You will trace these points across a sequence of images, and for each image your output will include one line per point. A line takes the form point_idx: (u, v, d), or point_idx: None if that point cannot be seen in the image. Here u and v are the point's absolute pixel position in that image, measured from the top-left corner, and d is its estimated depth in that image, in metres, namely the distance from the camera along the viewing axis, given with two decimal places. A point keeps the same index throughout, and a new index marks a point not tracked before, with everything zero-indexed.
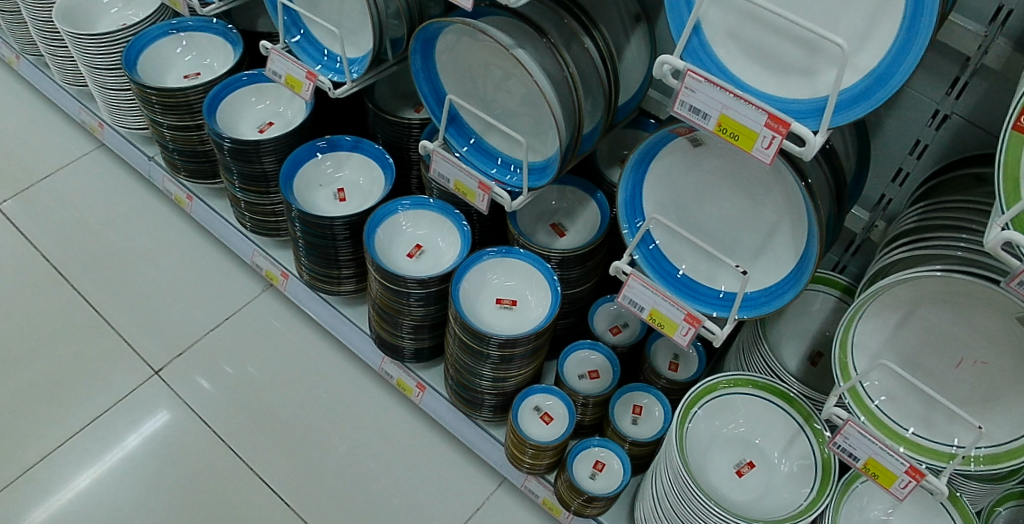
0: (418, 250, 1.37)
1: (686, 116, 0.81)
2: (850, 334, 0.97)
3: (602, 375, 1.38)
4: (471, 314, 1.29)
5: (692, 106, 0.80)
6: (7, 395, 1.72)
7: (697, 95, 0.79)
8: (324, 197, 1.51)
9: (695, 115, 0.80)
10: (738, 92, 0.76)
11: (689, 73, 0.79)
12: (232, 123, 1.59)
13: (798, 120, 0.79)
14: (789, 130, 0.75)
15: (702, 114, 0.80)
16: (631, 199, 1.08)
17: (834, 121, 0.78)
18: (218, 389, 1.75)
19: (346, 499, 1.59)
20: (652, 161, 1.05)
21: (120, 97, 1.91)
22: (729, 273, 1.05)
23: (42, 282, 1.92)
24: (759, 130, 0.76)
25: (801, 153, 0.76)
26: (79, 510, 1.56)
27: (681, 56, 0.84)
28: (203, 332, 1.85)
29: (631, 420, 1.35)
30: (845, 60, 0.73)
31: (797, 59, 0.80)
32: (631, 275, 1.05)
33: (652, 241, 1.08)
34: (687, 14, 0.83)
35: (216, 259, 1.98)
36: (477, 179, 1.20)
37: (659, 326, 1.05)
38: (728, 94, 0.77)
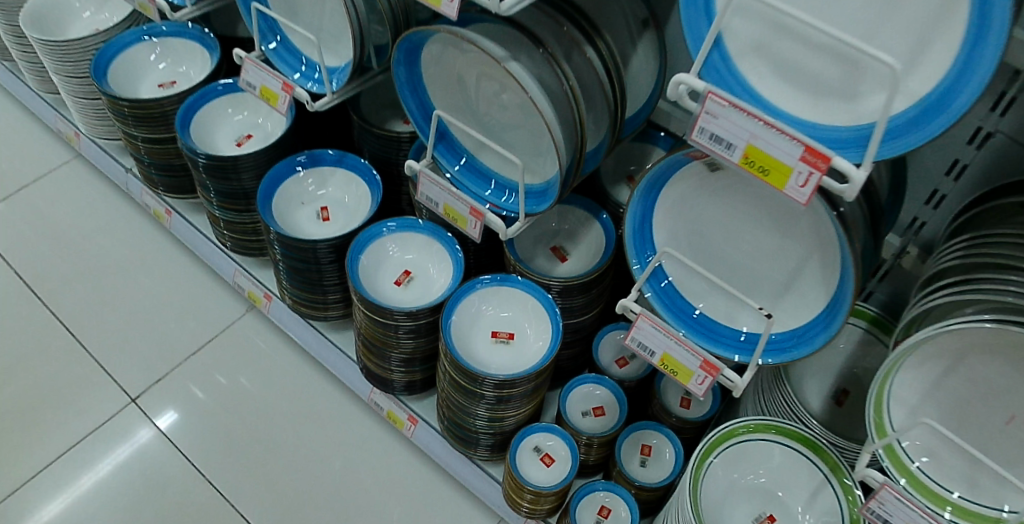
0: (406, 277, 1.26)
1: (707, 145, 0.69)
2: (886, 391, 0.87)
3: (608, 413, 1.27)
4: (465, 350, 1.18)
5: (714, 134, 0.68)
6: None
7: (718, 122, 0.68)
8: (306, 216, 1.40)
9: (718, 144, 0.69)
10: (768, 120, 0.65)
11: (711, 96, 0.67)
12: (209, 136, 1.48)
13: (838, 150, 0.68)
14: (830, 165, 0.63)
15: (725, 144, 0.68)
16: (639, 230, 0.96)
17: (879, 152, 0.67)
18: (199, 417, 1.64)
19: None
20: (663, 188, 0.94)
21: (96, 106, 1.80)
22: (750, 313, 0.93)
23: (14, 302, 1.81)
24: (793, 164, 0.65)
25: (842, 191, 0.65)
26: None
27: (699, 73, 0.73)
28: (184, 356, 1.73)
29: (640, 462, 1.24)
30: (895, 83, 0.61)
31: (834, 79, 0.68)
32: (641, 315, 0.94)
33: (664, 277, 0.97)
34: (706, 27, 0.72)
35: (199, 277, 1.88)
36: (468, 204, 1.10)
37: (671, 372, 0.94)
38: (756, 122, 0.65)
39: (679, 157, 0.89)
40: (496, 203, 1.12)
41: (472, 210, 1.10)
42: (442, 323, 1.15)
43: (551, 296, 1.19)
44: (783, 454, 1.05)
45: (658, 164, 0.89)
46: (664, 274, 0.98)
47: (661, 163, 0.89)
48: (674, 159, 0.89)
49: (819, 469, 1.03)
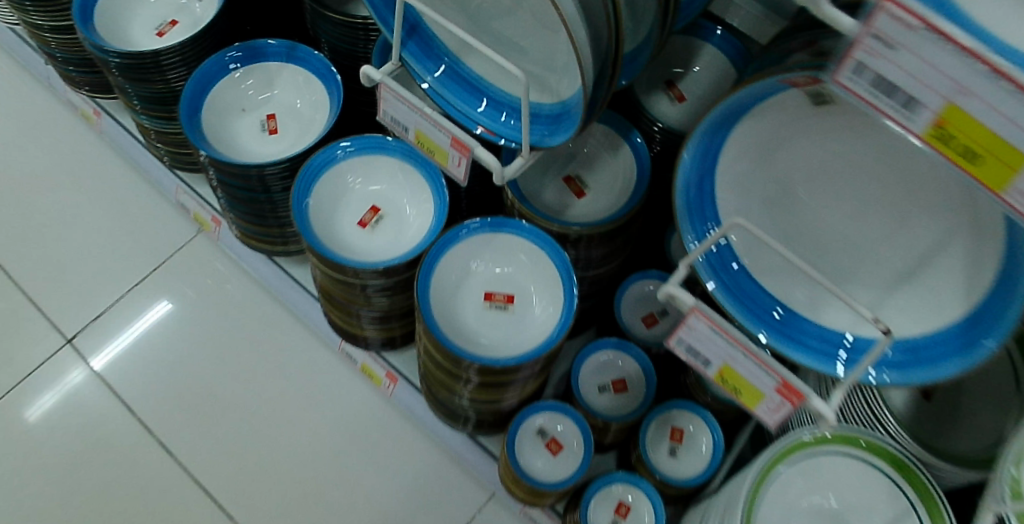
0: (374, 216, 0.96)
1: (867, 96, 0.43)
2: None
3: (632, 389, 1.03)
4: (449, 321, 0.89)
5: (884, 79, 0.41)
6: None
7: (891, 57, 0.40)
8: (247, 128, 1.09)
9: (889, 95, 0.42)
10: (997, 67, 0.37)
11: (888, 11, 0.39)
12: (124, 26, 1.15)
13: None
14: None
15: (904, 96, 0.41)
16: (695, 189, 0.67)
17: None
18: (144, 362, 1.40)
19: (300, 509, 1.28)
20: (734, 127, 0.65)
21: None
22: (844, 309, 0.65)
23: None
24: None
25: None
26: None
27: None
28: (127, 287, 1.48)
29: (669, 451, 1.00)
30: None
31: None
32: (694, 310, 0.65)
33: (731, 258, 0.68)
34: None
35: (141, 188, 1.58)
36: (448, 132, 0.74)
37: (731, 389, 0.68)
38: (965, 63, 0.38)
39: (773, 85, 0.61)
40: (491, 127, 0.80)
41: (454, 141, 0.75)
42: (416, 287, 0.87)
43: (563, 251, 0.89)
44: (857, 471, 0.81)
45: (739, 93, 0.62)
46: (731, 255, 0.68)
47: (747, 89, 0.62)
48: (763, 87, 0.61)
49: (909, 505, 0.78)
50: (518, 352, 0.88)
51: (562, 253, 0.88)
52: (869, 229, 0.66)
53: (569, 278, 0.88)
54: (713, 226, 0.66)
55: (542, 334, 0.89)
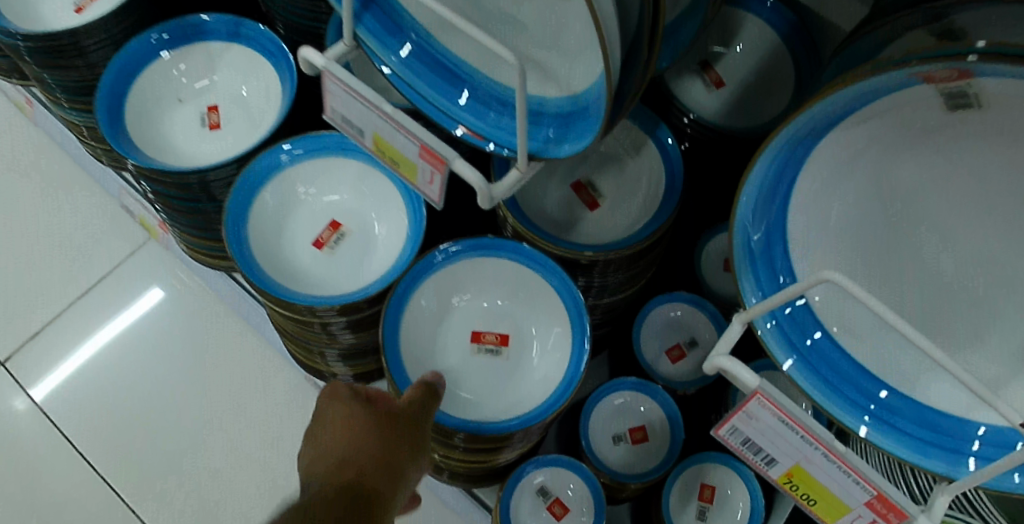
0: (333, 233, 0.78)
1: None
2: None
3: (653, 440, 0.84)
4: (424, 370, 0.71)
5: None
6: None
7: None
8: (182, 123, 0.90)
9: None
10: None
11: None
12: (36, 3, 0.96)
13: None
14: None
15: None
16: (762, 248, 0.49)
17: None
18: (85, 390, 1.24)
19: None
20: (813, 142, 0.46)
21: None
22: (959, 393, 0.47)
23: None
24: None
25: None
26: None
27: None
28: (68, 302, 1.31)
29: (697, 514, 0.82)
30: None
31: None
32: (758, 394, 0.46)
33: (813, 326, 0.49)
34: None
35: (86, 187, 1.40)
36: (416, 139, 0.53)
37: (803, 497, 0.50)
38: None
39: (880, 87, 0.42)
40: (475, 128, 0.58)
41: (425, 151, 0.54)
42: (382, 330, 0.68)
43: (571, 282, 0.70)
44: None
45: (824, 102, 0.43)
46: (813, 320, 0.49)
47: (836, 95, 0.42)
48: (861, 91, 0.42)
49: None
50: (513, 408, 0.70)
51: (571, 284, 0.69)
52: (992, 281, 0.47)
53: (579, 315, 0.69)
54: (788, 282, 0.49)
55: (544, 386, 0.70)
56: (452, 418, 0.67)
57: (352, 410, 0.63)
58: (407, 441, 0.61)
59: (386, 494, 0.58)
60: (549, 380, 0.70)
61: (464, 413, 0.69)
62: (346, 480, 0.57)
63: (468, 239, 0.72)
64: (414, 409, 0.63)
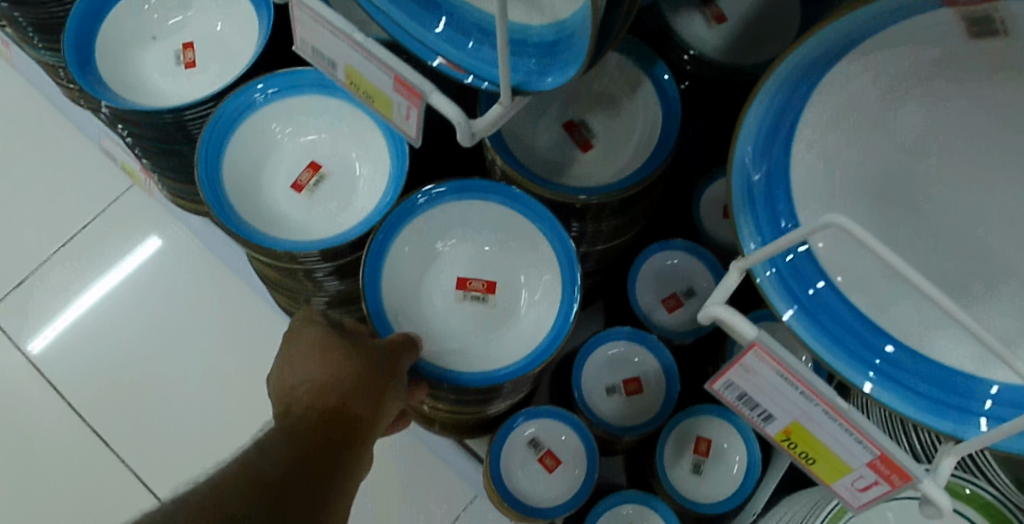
0: (312, 175, 0.74)
1: None
2: None
3: (648, 393, 0.82)
4: (407, 318, 0.68)
5: None
6: None
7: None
8: (156, 61, 0.86)
9: None
10: None
11: None
12: None
13: None
14: None
15: None
16: (762, 190, 0.44)
17: None
18: (73, 341, 1.22)
19: None
20: (820, 74, 0.43)
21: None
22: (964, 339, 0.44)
23: None
24: None
25: None
26: None
27: None
28: (52, 251, 1.28)
29: (692, 468, 0.80)
30: None
31: None
32: (754, 347, 0.43)
33: (816, 275, 0.46)
34: None
35: (66, 133, 1.36)
36: (389, 70, 0.49)
37: (800, 454, 0.47)
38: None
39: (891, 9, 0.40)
40: (456, 60, 0.53)
41: (400, 84, 0.50)
42: (363, 277, 0.65)
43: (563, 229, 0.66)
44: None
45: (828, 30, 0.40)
46: (815, 269, 0.46)
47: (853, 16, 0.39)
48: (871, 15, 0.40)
49: None
50: (500, 358, 0.67)
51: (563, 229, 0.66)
52: (1009, 226, 0.43)
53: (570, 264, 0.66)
54: (790, 227, 0.43)
55: (532, 336, 0.67)
56: (435, 366, 0.65)
57: (331, 335, 0.60)
58: (389, 373, 0.59)
59: (367, 422, 0.56)
60: (537, 330, 0.67)
61: (449, 361, 0.66)
62: (328, 401, 0.54)
63: (453, 182, 0.69)
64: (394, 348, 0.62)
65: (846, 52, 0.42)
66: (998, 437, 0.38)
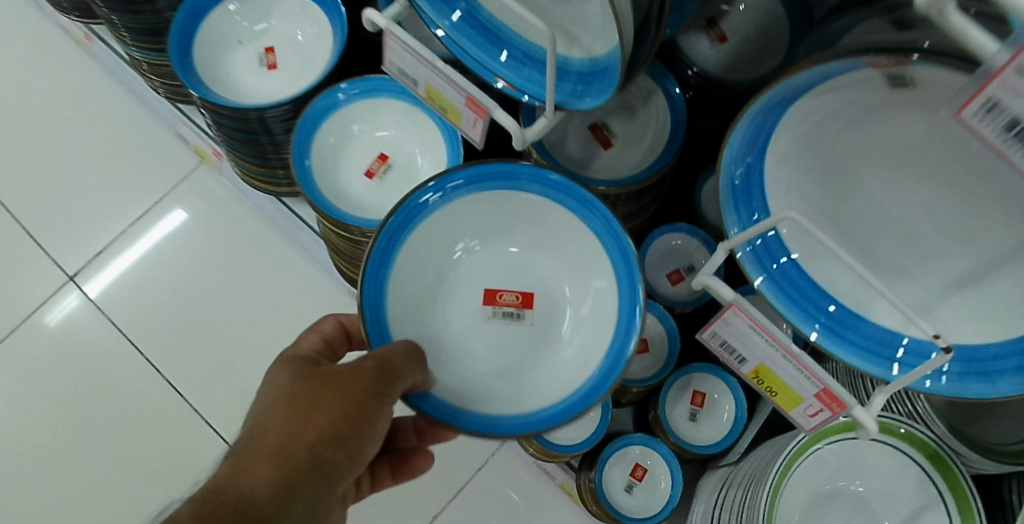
0: (382, 164, 0.90)
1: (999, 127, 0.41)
2: None
3: (653, 350, 0.98)
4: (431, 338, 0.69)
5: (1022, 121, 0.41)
6: None
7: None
8: (243, 63, 1.01)
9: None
10: None
11: None
12: None
13: None
14: None
15: None
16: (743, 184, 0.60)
17: None
18: (148, 303, 1.39)
19: None
20: (792, 105, 0.58)
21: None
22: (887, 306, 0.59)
23: None
24: None
25: None
26: None
27: None
28: (127, 223, 1.45)
29: (689, 414, 0.96)
30: None
31: None
32: (732, 306, 0.58)
33: (782, 252, 0.61)
34: None
35: (139, 118, 1.53)
36: (462, 91, 0.65)
37: (766, 388, 0.63)
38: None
39: (837, 67, 0.56)
40: (512, 81, 0.69)
41: (470, 101, 0.65)
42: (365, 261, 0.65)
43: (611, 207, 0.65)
44: (879, 455, 0.77)
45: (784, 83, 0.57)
46: (782, 247, 0.61)
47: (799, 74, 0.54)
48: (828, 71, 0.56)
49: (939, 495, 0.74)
50: (550, 385, 0.66)
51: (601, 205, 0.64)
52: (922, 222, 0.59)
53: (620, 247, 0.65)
54: (762, 218, 0.59)
55: (587, 347, 0.66)
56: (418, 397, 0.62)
57: (280, 384, 0.61)
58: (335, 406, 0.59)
59: (270, 495, 0.55)
60: (586, 347, 0.67)
61: (467, 399, 0.64)
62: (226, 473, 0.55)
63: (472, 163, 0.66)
64: (358, 379, 0.59)
65: (803, 93, 0.57)
66: (908, 381, 0.54)
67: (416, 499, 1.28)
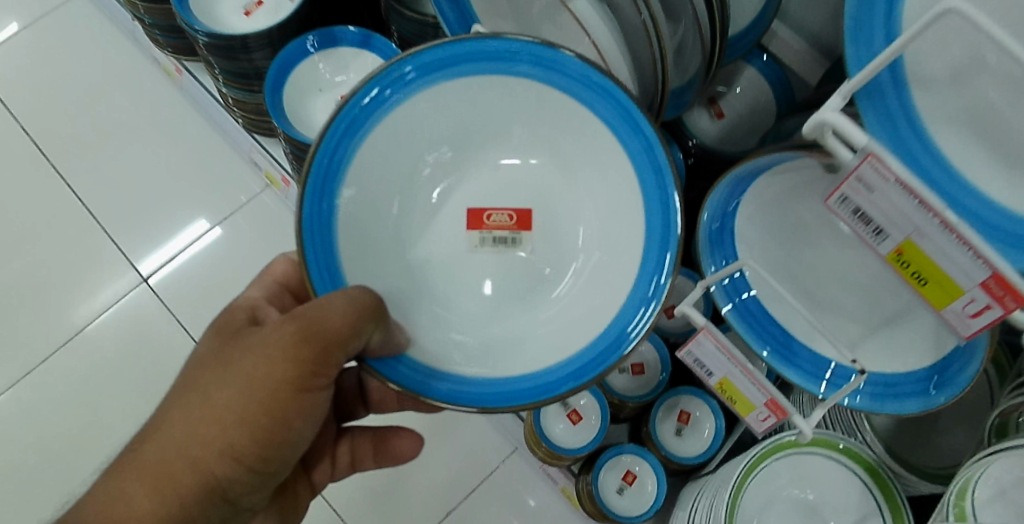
0: None
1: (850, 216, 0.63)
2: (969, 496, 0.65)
3: (648, 373, 1.14)
4: (389, 243, 0.78)
5: (862, 211, 0.62)
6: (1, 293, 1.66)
7: (868, 196, 0.60)
8: (324, 108, 1.22)
9: (865, 222, 0.63)
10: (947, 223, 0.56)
11: (869, 158, 0.58)
12: (214, 4, 1.27)
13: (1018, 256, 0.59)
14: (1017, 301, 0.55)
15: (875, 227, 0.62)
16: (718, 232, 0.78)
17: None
18: (208, 306, 1.63)
19: None
20: (756, 181, 0.78)
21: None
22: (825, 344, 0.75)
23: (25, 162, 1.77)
24: (968, 288, 0.58)
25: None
26: (70, 429, 1.54)
27: (857, 96, 0.64)
28: (200, 234, 1.70)
29: (675, 430, 1.12)
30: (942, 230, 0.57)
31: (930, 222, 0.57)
32: (703, 330, 0.76)
33: (745, 289, 0.77)
34: (894, 103, 0.63)
35: (217, 146, 1.78)
36: None
37: (728, 398, 0.80)
38: (926, 216, 0.57)
39: (778, 158, 0.77)
40: None
41: None
42: (317, 141, 0.70)
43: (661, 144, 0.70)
44: (824, 470, 0.89)
45: (744, 164, 0.78)
46: (746, 285, 0.77)
47: (749, 163, 0.78)
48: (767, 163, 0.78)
49: (877, 508, 0.86)
50: (560, 344, 0.73)
51: (650, 130, 0.71)
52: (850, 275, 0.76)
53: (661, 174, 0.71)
54: (729, 262, 0.77)
55: (596, 299, 0.74)
56: (386, 367, 0.69)
57: (228, 345, 0.74)
58: (278, 365, 0.70)
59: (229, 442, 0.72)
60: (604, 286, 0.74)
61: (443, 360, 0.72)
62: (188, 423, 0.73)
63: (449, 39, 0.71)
64: (297, 347, 0.70)
65: (765, 171, 0.78)
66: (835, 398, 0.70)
67: (433, 491, 1.45)
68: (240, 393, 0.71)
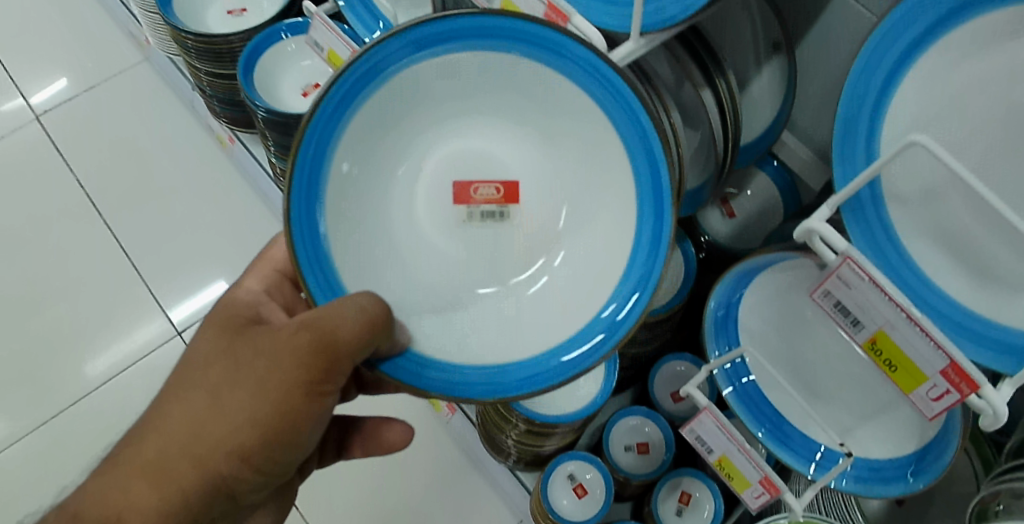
0: None
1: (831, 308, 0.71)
2: None
3: (653, 453, 1.20)
4: (378, 210, 0.80)
5: (842, 304, 0.70)
6: (40, 336, 1.75)
7: (847, 291, 0.69)
8: None
9: (844, 314, 0.70)
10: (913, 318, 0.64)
11: (848, 259, 0.67)
12: (276, 85, 1.41)
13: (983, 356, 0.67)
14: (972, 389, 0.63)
15: (852, 318, 0.70)
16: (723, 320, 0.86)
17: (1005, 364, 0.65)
18: None
19: (345, 493, 1.54)
20: (757, 277, 0.87)
21: (157, 19, 1.74)
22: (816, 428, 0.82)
23: (78, 215, 1.90)
24: (932, 375, 0.65)
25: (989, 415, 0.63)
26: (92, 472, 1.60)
27: (843, 209, 0.74)
28: None
29: (676, 510, 1.14)
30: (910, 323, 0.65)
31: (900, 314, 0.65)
32: (705, 409, 0.83)
33: (746, 372, 0.84)
34: (881, 233, 0.73)
35: (259, 212, 1.90)
36: None
37: (726, 474, 0.85)
38: (895, 309, 0.66)
39: (777, 257, 0.88)
40: None
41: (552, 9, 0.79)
42: (307, 121, 0.72)
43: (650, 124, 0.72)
44: None
45: (746, 261, 0.89)
46: (746, 369, 0.84)
47: (750, 261, 0.88)
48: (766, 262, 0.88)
49: None
50: (544, 333, 0.75)
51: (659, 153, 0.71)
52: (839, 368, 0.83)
53: (651, 149, 0.72)
54: (732, 346, 0.84)
55: (590, 287, 0.76)
56: (396, 369, 0.71)
57: (235, 346, 0.74)
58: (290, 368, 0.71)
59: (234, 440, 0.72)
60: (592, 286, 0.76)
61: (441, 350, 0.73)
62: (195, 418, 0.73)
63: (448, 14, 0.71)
64: (314, 355, 0.71)
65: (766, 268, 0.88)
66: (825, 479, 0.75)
67: None
68: (248, 391, 0.72)
